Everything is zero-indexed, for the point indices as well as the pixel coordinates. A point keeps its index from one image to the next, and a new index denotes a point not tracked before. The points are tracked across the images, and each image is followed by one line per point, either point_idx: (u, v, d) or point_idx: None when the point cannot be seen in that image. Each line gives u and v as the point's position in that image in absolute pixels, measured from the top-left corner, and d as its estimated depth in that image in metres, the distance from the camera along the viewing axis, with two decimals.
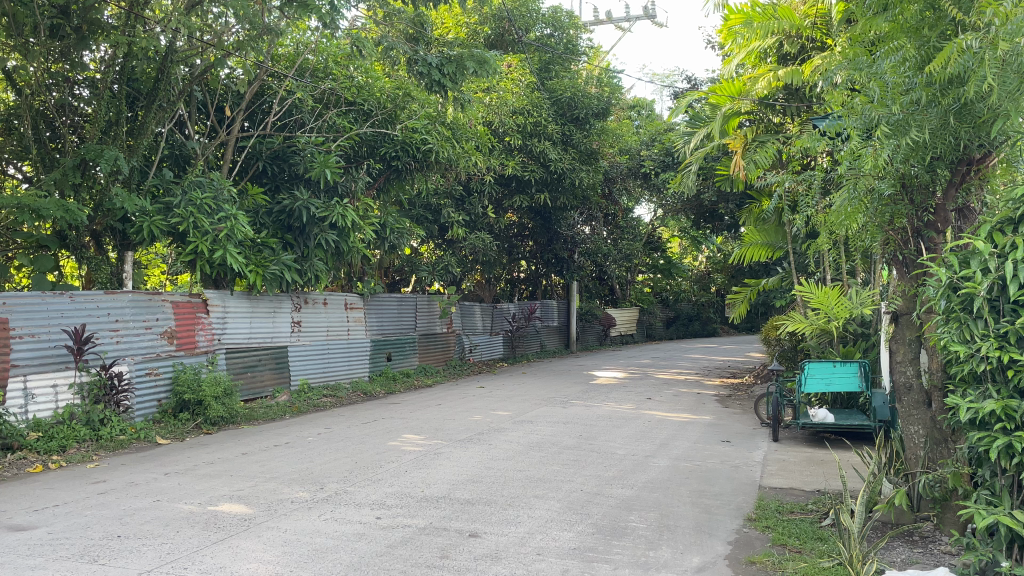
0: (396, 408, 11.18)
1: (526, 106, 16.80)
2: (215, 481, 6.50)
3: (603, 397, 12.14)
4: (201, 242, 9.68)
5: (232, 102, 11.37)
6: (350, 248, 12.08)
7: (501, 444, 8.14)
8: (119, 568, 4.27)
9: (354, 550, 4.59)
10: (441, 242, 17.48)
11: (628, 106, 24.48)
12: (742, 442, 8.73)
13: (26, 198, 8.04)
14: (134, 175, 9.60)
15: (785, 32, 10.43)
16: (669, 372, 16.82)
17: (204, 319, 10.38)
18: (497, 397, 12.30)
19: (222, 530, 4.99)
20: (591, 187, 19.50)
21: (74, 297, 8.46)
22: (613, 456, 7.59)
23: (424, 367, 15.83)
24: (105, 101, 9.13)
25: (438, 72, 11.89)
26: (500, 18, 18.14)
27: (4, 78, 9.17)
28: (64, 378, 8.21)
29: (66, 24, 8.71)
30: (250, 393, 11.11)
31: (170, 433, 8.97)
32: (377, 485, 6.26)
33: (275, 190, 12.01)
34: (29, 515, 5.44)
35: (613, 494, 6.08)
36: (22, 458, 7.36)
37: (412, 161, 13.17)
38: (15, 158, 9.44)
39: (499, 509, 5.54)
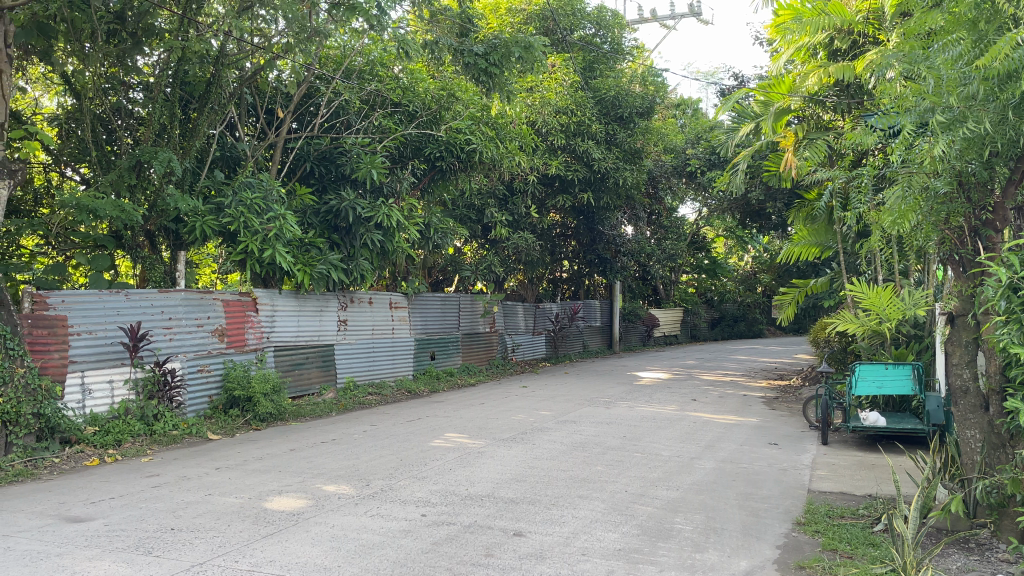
0: (440, 407, 11.26)
1: (570, 105, 16.67)
2: (264, 476, 6.62)
3: (646, 398, 12.06)
4: (251, 241, 9.87)
5: (282, 104, 11.57)
6: (395, 248, 12.19)
7: (544, 443, 8.14)
8: (173, 559, 4.38)
9: (400, 547, 4.62)
10: (484, 242, 17.56)
11: (674, 105, 24.31)
12: (790, 445, 8.60)
13: (84, 198, 8.33)
14: (187, 176, 9.84)
15: (836, 27, 10.20)
16: (714, 373, 16.64)
17: (253, 317, 10.58)
18: (540, 397, 12.31)
19: (272, 525, 5.07)
20: (635, 186, 19.41)
21: (130, 296, 8.69)
22: (658, 457, 7.53)
23: (467, 366, 15.91)
24: (159, 104, 9.38)
25: (484, 60, 12.17)
26: (545, 17, 18.09)
27: (62, 83, 9.45)
28: (120, 373, 8.44)
29: (122, 29, 9.17)
30: (297, 391, 11.30)
31: (221, 429, 9.18)
32: (421, 482, 6.30)
33: (321, 191, 12.13)
34: (86, 507, 5.60)
35: (658, 495, 6.03)
36: (79, 452, 7.62)
37: (456, 161, 13.27)
38: (72, 160, 9.70)
39: (544, 509, 5.53)
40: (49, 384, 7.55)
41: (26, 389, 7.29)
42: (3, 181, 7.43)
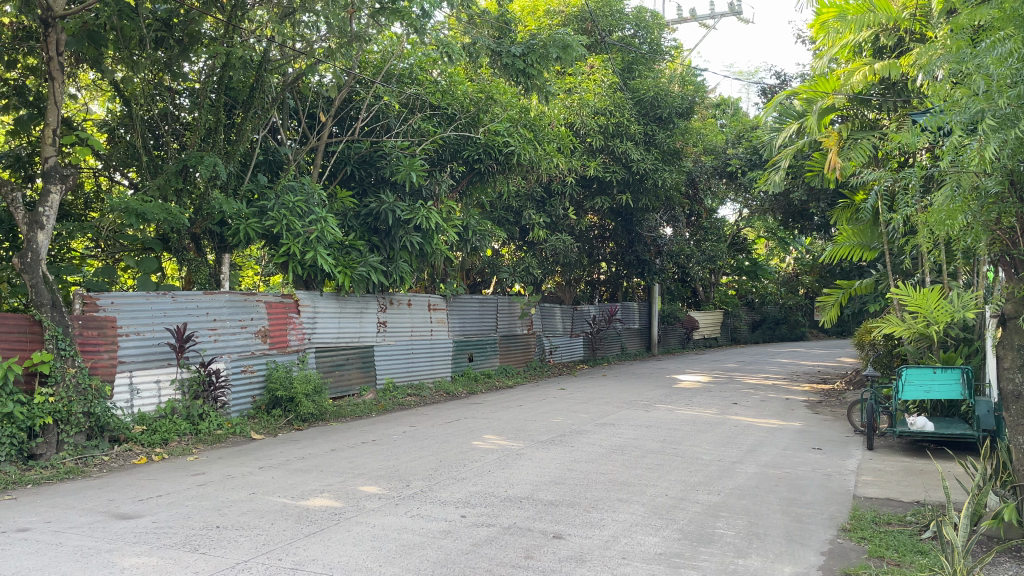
0: (479, 409, 11.29)
1: (609, 106, 16.58)
2: (306, 476, 6.70)
3: (686, 401, 11.95)
4: (293, 244, 10.00)
5: (323, 108, 11.69)
6: (434, 250, 12.27)
7: (583, 446, 8.10)
8: (218, 557, 4.45)
9: (440, 548, 4.64)
10: (522, 244, 17.56)
11: (713, 105, 24.10)
12: (834, 449, 8.45)
13: (133, 202, 8.51)
14: (231, 179, 10.01)
15: (881, 25, 10.12)
16: (755, 376, 16.43)
17: (295, 319, 10.73)
18: (579, 399, 12.28)
19: (314, 524, 5.13)
20: (674, 187, 19.27)
21: (176, 298, 8.89)
22: (698, 461, 7.45)
23: (505, 368, 15.93)
24: (204, 110, 9.58)
25: (522, 61, 12.53)
26: (583, 18, 18.04)
27: (112, 89, 9.66)
28: (167, 374, 8.63)
29: (169, 36, 9.33)
30: (338, 391, 11.43)
31: (263, 429, 9.33)
32: (461, 483, 6.33)
33: (362, 194, 12.23)
34: (135, 505, 5.73)
35: (699, 500, 5.96)
36: (128, 450, 7.79)
37: (494, 164, 13.32)
38: (121, 165, 9.88)
39: (583, 511, 5.51)
40: (99, 384, 7.73)
41: (77, 388, 7.48)
42: (55, 186, 7.68)
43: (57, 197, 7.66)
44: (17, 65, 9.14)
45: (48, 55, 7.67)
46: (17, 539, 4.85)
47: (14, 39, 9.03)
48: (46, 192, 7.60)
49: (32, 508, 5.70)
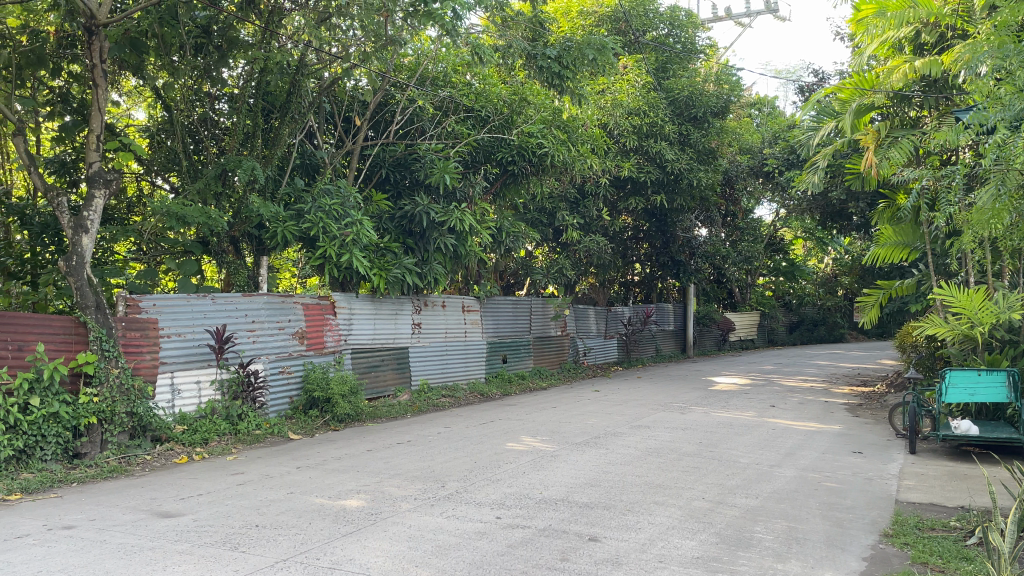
0: (513, 410, 11.30)
1: (643, 106, 16.47)
2: (343, 476, 6.77)
3: (722, 404, 11.83)
4: (330, 246, 10.08)
5: (359, 111, 11.81)
6: (468, 251, 12.31)
7: (618, 448, 8.06)
8: (258, 556, 4.50)
9: (476, 549, 4.65)
10: (555, 245, 17.52)
11: (750, 104, 23.85)
12: (876, 453, 8.29)
13: (174, 206, 8.68)
14: (269, 183, 10.15)
15: (921, 22, 9.99)
16: (793, 379, 16.19)
17: (331, 320, 10.84)
18: (614, 401, 12.22)
19: (351, 523, 5.18)
20: (710, 187, 19.09)
21: (216, 299, 9.03)
22: (736, 464, 7.37)
23: (539, 369, 15.92)
24: (242, 114, 9.77)
25: (558, 63, 12.35)
26: (617, 18, 17.94)
27: (153, 95, 9.88)
28: (207, 374, 8.77)
29: (209, 43, 9.48)
30: (374, 392, 11.53)
31: (301, 429, 9.44)
32: (496, 485, 6.33)
33: (397, 197, 12.35)
34: (176, 503, 5.83)
35: (737, 503, 5.89)
36: (169, 449, 7.93)
37: (528, 166, 13.32)
38: (162, 170, 10.08)
39: (619, 514, 5.48)
40: (141, 384, 7.89)
41: (120, 389, 7.64)
42: (99, 190, 7.87)
43: (101, 202, 7.85)
44: (62, 72, 9.37)
45: (91, 62, 7.85)
46: (63, 536, 4.96)
47: (59, 47, 9.22)
48: (91, 197, 7.79)
49: (78, 506, 5.84)
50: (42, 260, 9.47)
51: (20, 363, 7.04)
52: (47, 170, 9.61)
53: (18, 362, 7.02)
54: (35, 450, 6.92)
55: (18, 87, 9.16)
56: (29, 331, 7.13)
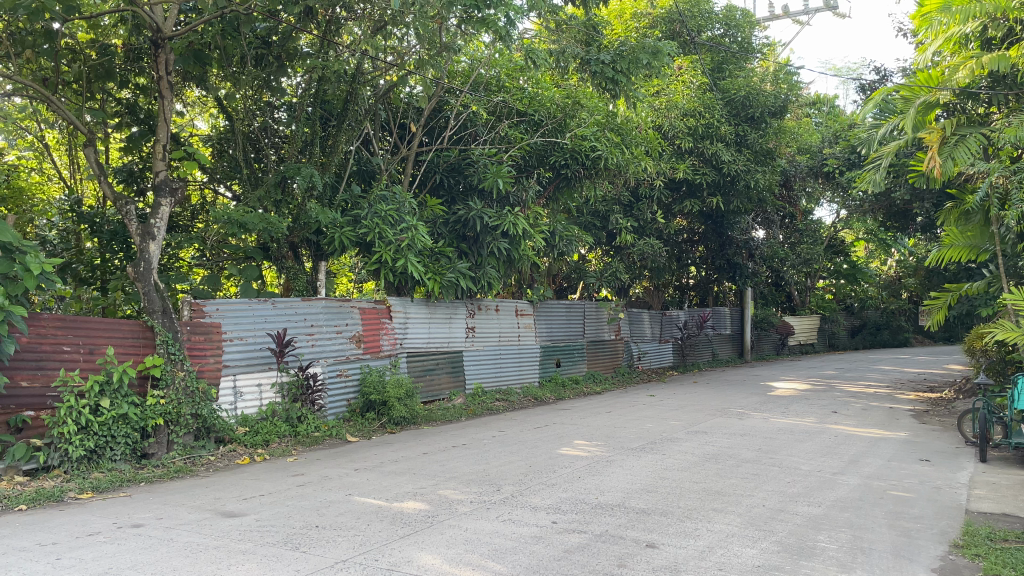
0: (568, 415, 11.26)
1: (699, 107, 16.36)
2: (400, 478, 6.84)
3: (781, 409, 11.58)
4: (386, 251, 10.18)
5: (413, 118, 11.94)
6: (521, 255, 12.32)
7: (675, 454, 7.96)
8: (318, 556, 4.57)
9: (533, 553, 4.65)
10: (609, 249, 17.42)
11: (809, 103, 23.36)
12: (944, 461, 8.00)
13: (235, 214, 8.90)
14: (326, 190, 10.35)
15: (989, 16, 9.60)
16: (855, 384, 15.78)
17: (388, 324, 10.98)
18: (670, 406, 12.08)
19: (409, 526, 5.22)
20: (768, 189, 18.77)
21: (276, 304, 9.24)
22: (797, 471, 7.20)
23: (593, 373, 15.84)
24: (302, 123, 10.03)
25: (612, 68, 12.13)
26: (671, 19, 17.80)
27: (216, 105, 10.24)
28: (268, 378, 8.97)
29: (268, 53, 9.65)
30: (429, 396, 11.65)
31: (358, 432, 9.57)
32: (552, 489, 6.32)
33: (450, 202, 12.47)
34: (239, 503, 5.96)
35: (799, 511, 5.76)
36: (232, 450, 8.12)
37: (581, 169, 13.31)
38: (225, 178, 10.39)
39: (677, 521, 5.41)
40: (206, 386, 8.10)
41: (186, 391, 7.86)
42: (165, 199, 8.11)
43: (166, 210, 8.09)
44: (130, 85, 9.70)
45: (157, 74, 8.11)
46: (132, 534, 5.13)
47: (126, 60, 9.52)
48: (158, 205, 8.04)
49: (145, 505, 6.02)
50: (111, 266, 9.82)
51: (91, 366, 7.30)
52: (116, 180, 9.94)
53: (90, 364, 7.28)
54: (105, 451, 7.14)
55: (89, 99, 9.53)
56: (99, 334, 7.38)
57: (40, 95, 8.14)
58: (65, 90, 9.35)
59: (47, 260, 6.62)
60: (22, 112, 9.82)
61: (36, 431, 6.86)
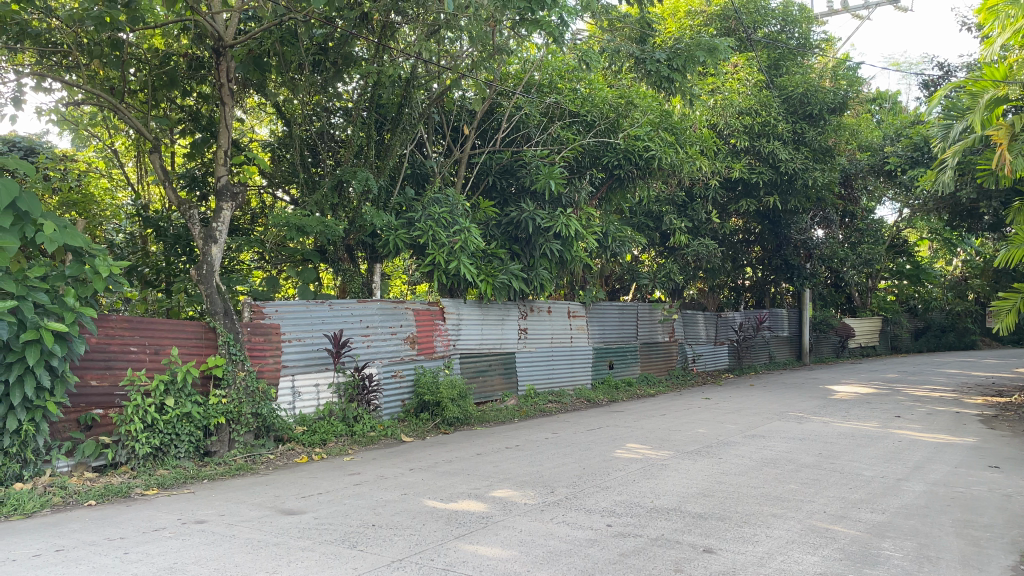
0: (621, 417, 11.17)
1: (755, 105, 16.10)
2: (454, 478, 6.88)
3: (842, 414, 11.29)
4: (439, 254, 10.26)
5: (467, 120, 12.02)
6: (574, 257, 12.26)
7: (732, 458, 7.82)
8: (375, 554, 4.63)
9: (587, 556, 4.62)
10: (663, 250, 17.26)
11: (869, 99, 22.75)
12: (1015, 469, 7.69)
13: (293, 217, 9.08)
14: (382, 193, 10.52)
15: None
16: (920, 388, 15.31)
17: (441, 325, 11.06)
18: (726, 409, 11.90)
19: (464, 526, 5.25)
20: (826, 188, 18.38)
21: (333, 305, 9.40)
22: (859, 477, 7.01)
23: (647, 376, 15.70)
24: (358, 127, 10.21)
25: (667, 66, 12.08)
26: (727, 16, 17.50)
27: (275, 111, 10.51)
28: (325, 378, 9.14)
29: (326, 59, 9.87)
30: (481, 397, 11.73)
31: (413, 432, 9.67)
32: (606, 492, 6.29)
33: (503, 204, 12.54)
34: (298, 501, 6.07)
35: (862, 518, 5.61)
36: (291, 449, 8.29)
37: (635, 169, 13.23)
38: (283, 183, 10.62)
39: (735, 526, 5.32)
40: (265, 386, 8.28)
41: (247, 391, 8.04)
42: (227, 203, 8.34)
43: (228, 213, 8.30)
44: (193, 93, 9.99)
45: (219, 81, 8.34)
46: (195, 530, 5.26)
47: (189, 69, 9.80)
48: (219, 210, 8.25)
49: (208, 501, 6.19)
50: (175, 269, 10.21)
51: (157, 365, 7.52)
52: (179, 185, 10.28)
53: (155, 364, 7.51)
54: (170, 449, 7.34)
55: (155, 107, 9.87)
56: (165, 335, 7.61)
57: (109, 105, 8.44)
58: (131, 99, 9.68)
59: (115, 262, 6.83)
60: (93, 119, 10.21)
61: (104, 430, 7.08)
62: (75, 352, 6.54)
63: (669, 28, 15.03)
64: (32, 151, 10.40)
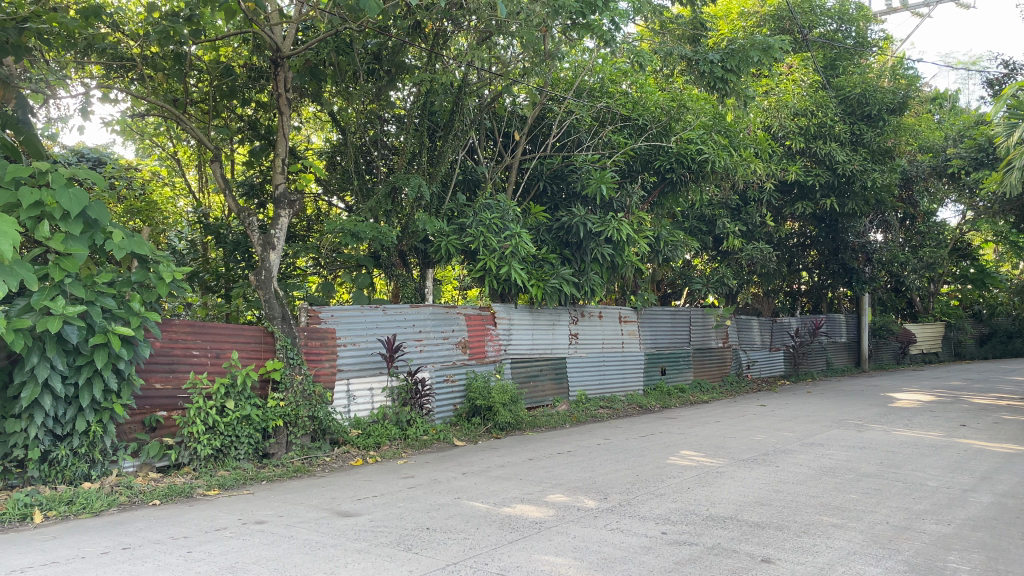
0: (675, 424, 11.06)
1: (811, 106, 15.90)
2: (507, 483, 6.90)
3: (905, 422, 10.96)
4: (489, 259, 10.32)
5: (518, 126, 12.05)
6: (624, 262, 12.21)
7: (789, 466, 7.67)
8: (431, 557, 4.67)
9: (643, 564, 4.59)
10: (716, 254, 17.05)
11: (932, 98, 22.14)
12: None
13: (348, 223, 9.25)
14: (434, 200, 10.63)
15: None
16: (986, 396, 14.78)
17: (492, 331, 11.11)
18: (782, 416, 11.69)
19: (517, 531, 5.26)
20: (887, 190, 17.87)
21: (386, 310, 9.53)
22: (923, 487, 6.81)
23: (700, 382, 15.50)
24: (410, 135, 10.33)
25: (721, 67, 11.80)
26: (781, 16, 17.24)
27: (330, 120, 10.74)
28: (379, 382, 9.27)
29: (379, 68, 10.00)
30: (533, 402, 11.74)
31: (464, 436, 9.73)
32: (660, 499, 6.23)
33: (554, 209, 12.56)
34: (354, 503, 6.17)
35: (926, 529, 5.45)
36: (346, 452, 8.41)
37: (687, 172, 13.11)
38: (338, 190, 10.82)
39: (794, 535, 5.22)
40: (322, 390, 8.42)
41: (304, 394, 8.19)
42: (285, 210, 8.52)
43: (286, 220, 8.50)
44: (251, 102, 10.25)
45: (277, 91, 8.53)
46: (256, 530, 5.38)
47: (248, 80, 10.05)
48: (277, 217, 8.46)
49: (267, 503, 6.31)
50: (234, 275, 10.42)
51: (218, 369, 7.73)
52: (238, 193, 10.58)
53: (216, 368, 7.72)
54: (230, 450, 7.51)
55: (215, 117, 10.16)
56: (225, 339, 7.82)
57: (173, 115, 8.70)
58: (192, 109, 9.96)
59: (178, 269, 6.97)
60: (155, 130, 10.51)
61: (168, 430, 7.31)
62: (140, 356, 6.74)
63: (722, 29, 14.89)
64: (99, 161, 10.77)
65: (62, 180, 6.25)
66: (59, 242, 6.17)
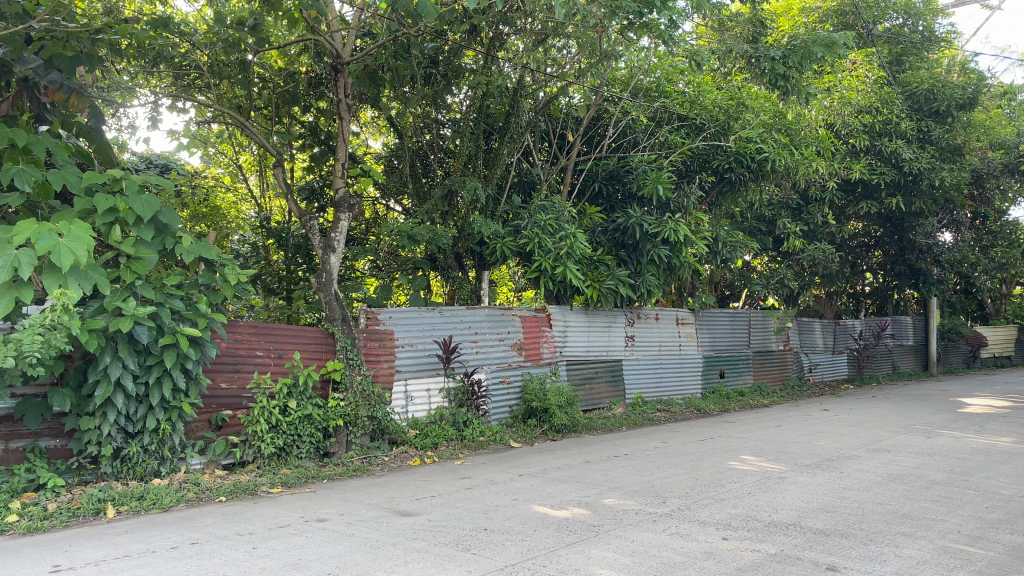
0: (734, 428, 10.86)
1: (875, 103, 15.51)
2: (564, 486, 6.88)
3: (976, 428, 10.56)
4: (545, 260, 10.28)
5: (573, 127, 12.01)
6: (681, 263, 12.08)
7: (854, 472, 7.46)
8: (488, 558, 4.69)
9: (704, 569, 4.52)
10: (776, 254, 16.72)
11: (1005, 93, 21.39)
12: None
13: (405, 225, 9.34)
14: (490, 202, 10.68)
15: None
16: None
17: (547, 333, 11.10)
18: (846, 421, 11.38)
19: (575, 534, 5.25)
20: (957, 188, 17.27)
21: (443, 312, 9.63)
22: (997, 495, 6.55)
23: (760, 386, 15.22)
24: (467, 138, 10.40)
25: (783, 64, 11.48)
26: (843, 12, 16.60)
27: (388, 125, 10.90)
28: (436, 383, 9.36)
29: (436, 72, 10.13)
30: (588, 404, 11.70)
31: (520, 438, 9.74)
32: (721, 504, 6.12)
33: (610, 210, 12.54)
34: (413, 503, 6.23)
35: (1000, 539, 5.24)
36: (404, 452, 8.50)
37: (746, 171, 12.94)
38: (395, 194, 10.97)
39: (860, 544, 5.08)
40: (380, 390, 8.53)
41: (363, 394, 8.32)
42: (344, 214, 8.68)
43: (345, 223, 8.65)
44: (312, 109, 10.45)
45: (337, 97, 8.68)
46: (318, 527, 5.49)
47: (309, 86, 10.27)
48: (337, 220, 8.62)
49: (328, 501, 6.42)
50: (296, 277, 10.71)
51: (281, 369, 7.88)
52: (300, 197, 10.90)
53: (279, 368, 7.87)
54: (292, 449, 7.67)
55: (277, 122, 10.41)
56: (287, 340, 7.98)
57: (237, 122, 8.90)
58: (257, 115, 10.23)
59: (243, 272, 7.18)
60: (219, 138, 10.82)
61: (232, 430, 7.47)
62: (207, 356, 6.96)
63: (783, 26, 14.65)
64: (166, 167, 11.13)
65: (135, 187, 6.45)
66: (130, 246, 6.38)
